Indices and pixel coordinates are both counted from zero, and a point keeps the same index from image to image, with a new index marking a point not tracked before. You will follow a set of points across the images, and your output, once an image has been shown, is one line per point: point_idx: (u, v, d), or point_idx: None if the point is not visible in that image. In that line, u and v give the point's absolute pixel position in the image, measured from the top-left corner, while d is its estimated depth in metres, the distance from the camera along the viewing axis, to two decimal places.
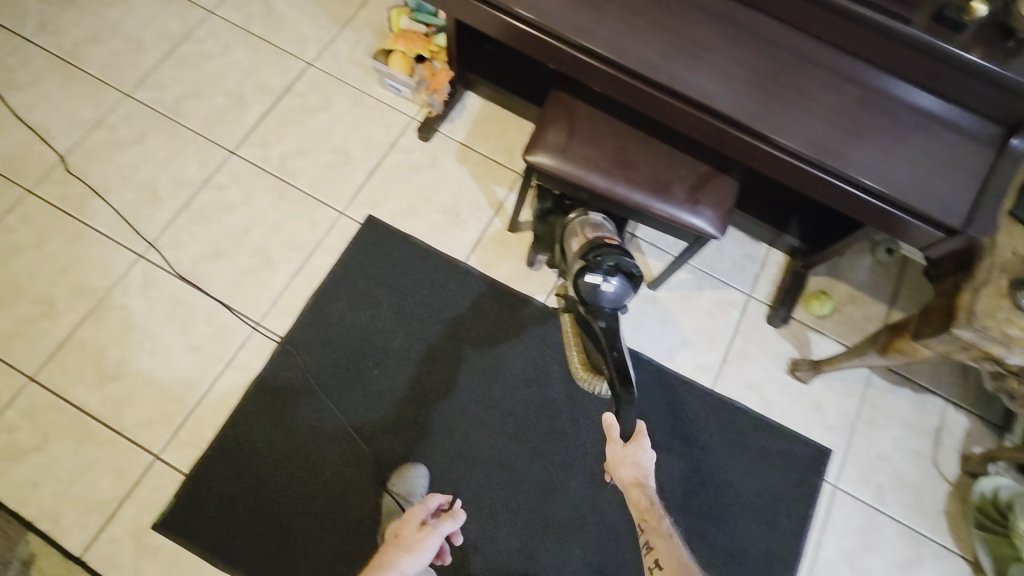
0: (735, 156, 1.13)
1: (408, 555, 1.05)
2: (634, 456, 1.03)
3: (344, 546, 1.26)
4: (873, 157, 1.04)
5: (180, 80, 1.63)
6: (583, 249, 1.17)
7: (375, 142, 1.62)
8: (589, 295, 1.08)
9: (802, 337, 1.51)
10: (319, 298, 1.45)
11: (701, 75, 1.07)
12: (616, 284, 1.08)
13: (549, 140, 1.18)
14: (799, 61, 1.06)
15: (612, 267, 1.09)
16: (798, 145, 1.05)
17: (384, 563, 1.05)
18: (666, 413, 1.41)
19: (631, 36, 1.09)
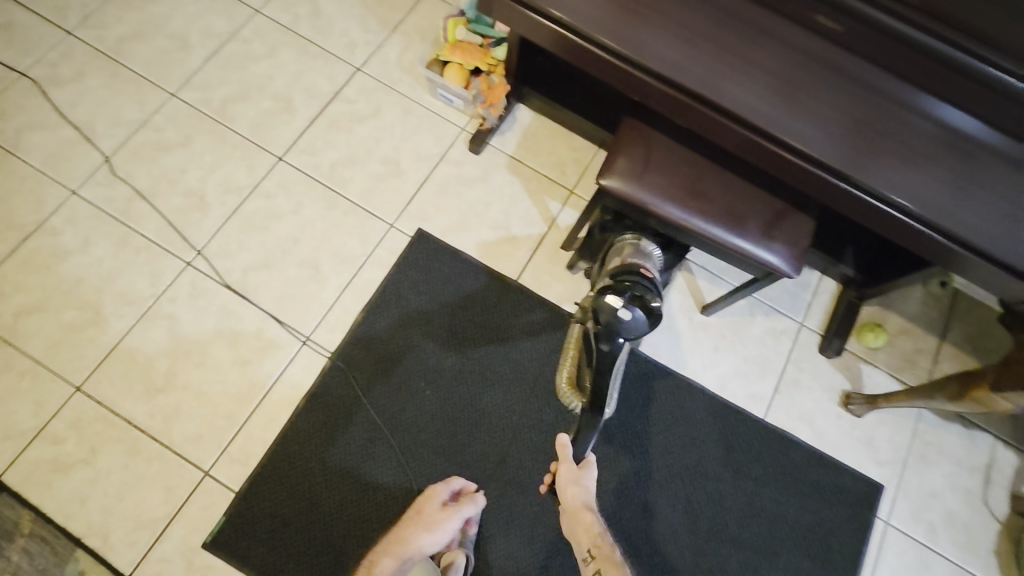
0: (815, 197, 1.05)
1: (427, 531, 1.18)
2: (579, 477, 1.19)
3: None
4: (963, 204, 0.98)
5: (226, 80, 1.59)
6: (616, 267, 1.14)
7: (426, 152, 1.58)
8: (608, 316, 1.06)
9: (854, 369, 1.48)
10: (368, 314, 1.41)
11: (785, 109, 1.01)
12: (635, 315, 1.05)
13: (622, 165, 1.14)
14: (886, 103, 1.03)
15: (636, 294, 1.07)
16: (889, 187, 0.98)
17: (407, 539, 1.17)
18: (718, 441, 1.39)
19: (714, 66, 1.03)
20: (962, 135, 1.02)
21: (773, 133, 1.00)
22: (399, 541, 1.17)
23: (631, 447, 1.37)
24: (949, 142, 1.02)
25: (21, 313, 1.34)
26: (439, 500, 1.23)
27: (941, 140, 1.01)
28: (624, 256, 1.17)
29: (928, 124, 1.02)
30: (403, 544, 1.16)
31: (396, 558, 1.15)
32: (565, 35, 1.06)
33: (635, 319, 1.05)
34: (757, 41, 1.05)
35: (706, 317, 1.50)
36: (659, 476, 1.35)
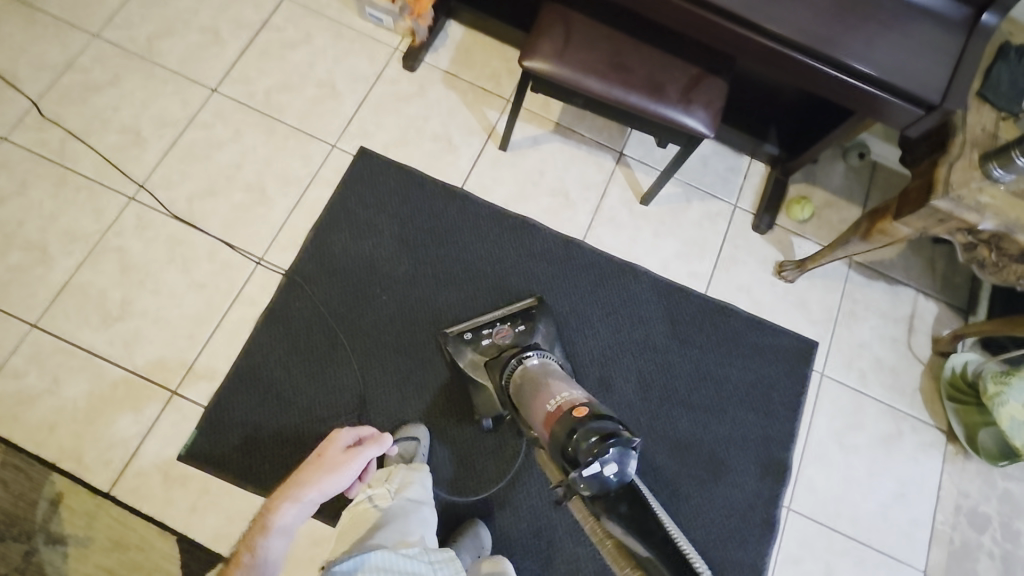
0: (725, 49, 1.17)
1: (326, 470, 1.08)
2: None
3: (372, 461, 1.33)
4: (849, 38, 1.10)
5: (150, 17, 1.57)
6: (556, 431, 0.97)
7: (361, 73, 1.60)
8: (601, 488, 0.82)
9: (785, 242, 1.59)
10: (319, 230, 1.45)
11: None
12: (618, 455, 0.86)
13: (544, 46, 1.20)
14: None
15: (598, 443, 0.88)
16: (787, 31, 1.10)
17: (307, 482, 1.05)
18: (664, 317, 1.48)
19: None
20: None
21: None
22: (297, 484, 1.05)
23: (583, 329, 1.45)
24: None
25: None
26: (340, 444, 1.15)
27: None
28: (548, 414, 1.03)
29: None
30: (300, 489, 1.04)
31: (295, 501, 1.02)
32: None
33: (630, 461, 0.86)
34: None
35: (645, 207, 1.58)
36: (612, 352, 1.44)
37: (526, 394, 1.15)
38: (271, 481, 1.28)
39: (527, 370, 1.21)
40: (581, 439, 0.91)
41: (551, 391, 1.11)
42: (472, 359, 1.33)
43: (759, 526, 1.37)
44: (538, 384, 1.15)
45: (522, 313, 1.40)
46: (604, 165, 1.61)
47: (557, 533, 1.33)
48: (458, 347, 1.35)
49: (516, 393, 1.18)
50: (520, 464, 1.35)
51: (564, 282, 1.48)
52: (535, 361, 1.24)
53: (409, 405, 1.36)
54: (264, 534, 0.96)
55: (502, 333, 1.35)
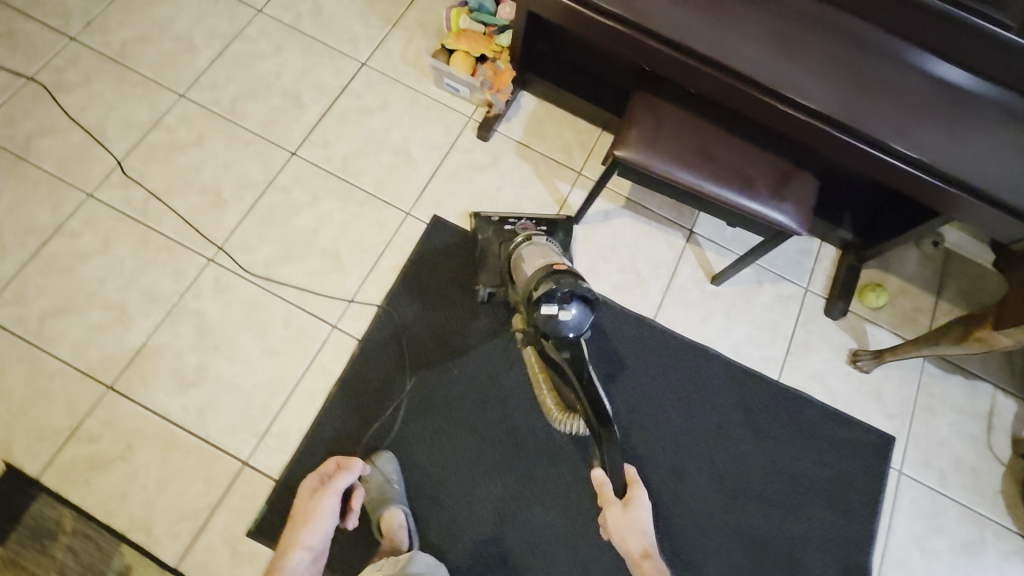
0: (820, 149, 1.15)
1: (308, 519, 1.16)
2: (632, 517, 1.11)
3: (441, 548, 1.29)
4: (930, 134, 1.09)
5: (235, 80, 1.61)
6: (535, 275, 1.22)
7: (436, 141, 1.62)
8: (556, 331, 1.15)
9: (858, 329, 1.56)
10: (390, 300, 1.44)
11: (769, 53, 1.11)
12: (577, 312, 1.15)
13: (635, 136, 1.19)
14: (852, 48, 1.13)
15: (562, 298, 1.15)
16: (895, 139, 1.09)
17: (289, 544, 1.14)
18: (737, 404, 1.45)
19: (732, 33, 1.11)
20: (944, 79, 1.14)
21: (768, 85, 1.10)
22: (282, 549, 1.14)
23: (654, 412, 1.42)
24: (911, 80, 1.13)
25: (46, 316, 1.33)
26: (314, 483, 1.22)
27: (907, 80, 1.13)
28: (532, 266, 1.27)
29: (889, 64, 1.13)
30: (292, 555, 1.13)
31: (288, 565, 1.12)
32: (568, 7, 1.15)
33: (579, 315, 1.15)
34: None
35: (716, 288, 1.57)
36: (684, 439, 1.41)
37: (517, 248, 1.35)
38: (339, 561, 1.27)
39: (534, 243, 1.35)
40: (551, 290, 1.15)
41: (542, 252, 1.31)
42: (490, 236, 1.47)
43: None
44: (533, 244, 1.34)
45: (549, 220, 1.54)
46: (675, 243, 1.60)
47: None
48: (486, 228, 1.50)
49: (515, 248, 1.36)
50: (591, 556, 1.31)
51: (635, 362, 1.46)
52: (545, 238, 1.39)
53: (476, 486, 1.33)
54: None
55: (527, 228, 1.48)
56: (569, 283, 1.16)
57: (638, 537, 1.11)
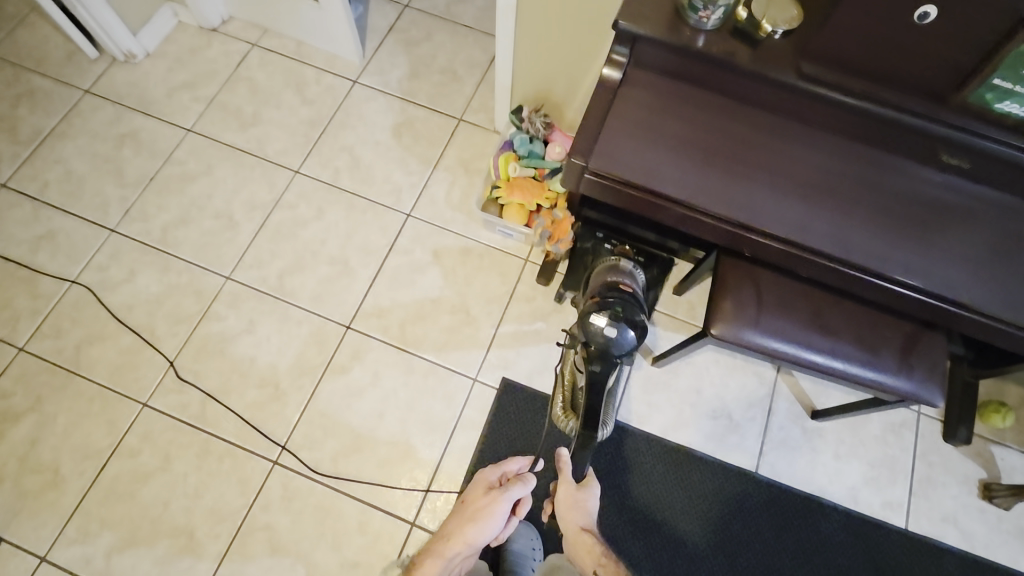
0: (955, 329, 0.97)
1: (467, 518, 1.09)
2: (581, 497, 1.07)
3: None
4: None
5: (279, 253, 1.54)
6: (602, 288, 1.13)
7: (493, 291, 1.52)
8: (597, 341, 1.03)
9: (985, 454, 1.39)
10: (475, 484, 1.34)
11: (832, 221, 0.93)
12: (624, 334, 1.02)
13: (734, 312, 1.09)
14: (935, 198, 0.93)
15: (619, 313, 1.04)
16: None
17: (452, 536, 1.07)
18: (864, 564, 1.32)
19: (832, 221, 0.93)
20: None
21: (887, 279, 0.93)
22: (444, 537, 1.09)
23: None
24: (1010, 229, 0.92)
25: (113, 552, 1.26)
26: (488, 484, 1.15)
27: None
28: (601, 282, 1.16)
29: (980, 209, 0.93)
30: (448, 548, 1.07)
31: (442, 556, 1.07)
32: (587, 181, 0.98)
33: (625, 336, 1.02)
34: (779, 146, 0.96)
35: (817, 423, 1.42)
36: None
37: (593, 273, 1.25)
38: None
39: (619, 265, 1.22)
40: (608, 301, 1.06)
41: (621, 274, 1.19)
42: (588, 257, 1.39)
43: None
44: (609, 266, 1.23)
45: (648, 252, 1.37)
46: (765, 374, 1.46)
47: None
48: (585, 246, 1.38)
49: (600, 267, 1.25)
50: None
51: (744, 526, 1.34)
52: (633, 267, 1.24)
53: None
54: None
55: (626, 252, 1.33)
56: (632, 304, 1.05)
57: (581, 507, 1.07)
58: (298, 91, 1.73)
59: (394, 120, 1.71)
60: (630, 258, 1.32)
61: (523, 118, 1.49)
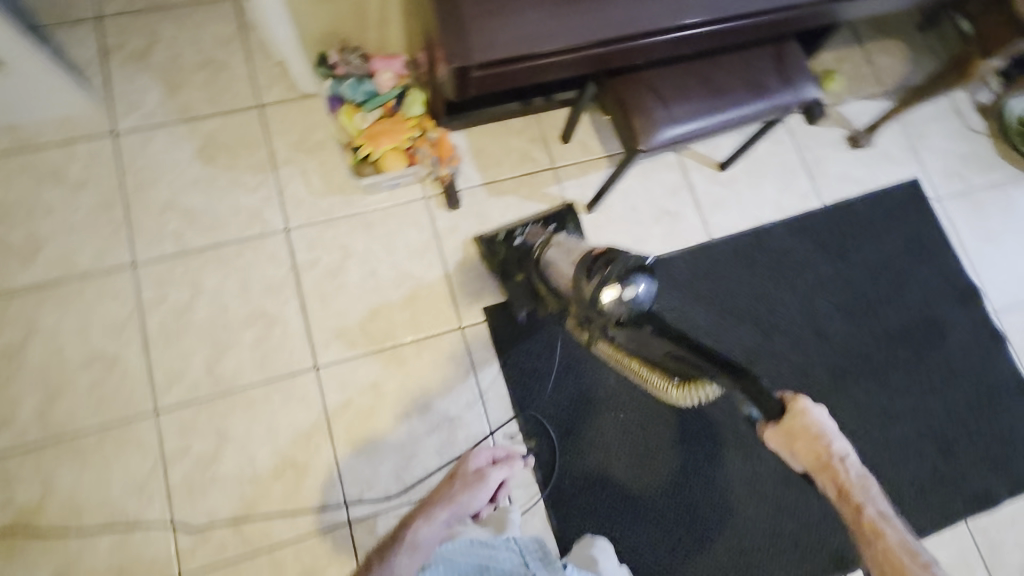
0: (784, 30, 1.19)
1: (456, 486, 1.06)
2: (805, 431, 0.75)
3: (733, 537, 1.39)
4: None
5: (188, 351, 1.32)
6: (579, 270, 1.03)
7: (420, 244, 1.45)
8: (626, 309, 0.93)
9: (839, 115, 1.68)
10: (532, 406, 1.39)
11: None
12: (642, 284, 0.95)
13: (650, 120, 1.16)
14: None
15: (621, 271, 0.95)
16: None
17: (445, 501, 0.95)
18: (815, 248, 1.59)
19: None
20: None
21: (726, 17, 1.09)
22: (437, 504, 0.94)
23: (772, 307, 1.54)
24: None
25: None
26: (479, 466, 1.09)
27: None
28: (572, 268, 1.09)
29: None
30: (437, 515, 0.99)
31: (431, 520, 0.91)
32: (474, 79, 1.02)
33: (642, 286, 0.95)
34: None
35: (728, 170, 1.61)
36: (804, 305, 1.55)
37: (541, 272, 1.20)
38: None
39: (556, 243, 1.25)
40: (602, 272, 0.97)
41: (574, 251, 1.17)
42: (512, 264, 1.35)
43: (992, 339, 1.58)
44: (557, 255, 1.20)
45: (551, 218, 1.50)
46: (670, 161, 1.59)
47: (896, 474, 1.46)
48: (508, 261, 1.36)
49: (539, 256, 1.24)
50: None
51: (728, 283, 1.54)
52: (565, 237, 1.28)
53: (718, 472, 1.42)
54: None
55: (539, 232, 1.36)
56: (623, 254, 0.98)
57: (818, 447, 0.75)
58: (58, 182, 1.38)
59: (193, 146, 1.44)
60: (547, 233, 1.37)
61: (334, 65, 1.36)
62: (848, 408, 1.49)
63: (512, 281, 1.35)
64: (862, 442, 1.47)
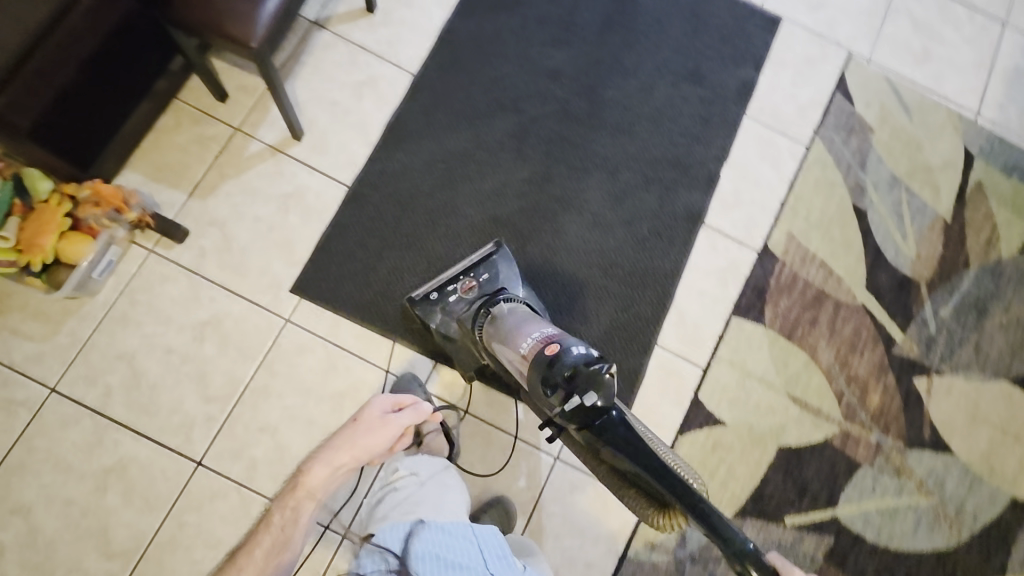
0: None
1: (358, 420, 1.00)
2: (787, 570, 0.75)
3: (618, 267, 1.50)
4: None
5: (75, 559, 1.19)
6: (536, 373, 1.03)
7: (186, 292, 1.34)
8: (585, 420, 0.94)
9: None
10: (402, 317, 1.39)
11: None
12: (595, 399, 0.92)
13: (239, 18, 1.12)
14: None
15: (582, 378, 0.95)
16: None
17: (339, 441, 0.96)
18: (493, 14, 1.62)
19: None
20: None
21: None
22: (330, 445, 0.96)
23: (502, 86, 1.58)
24: None
25: None
26: (386, 406, 1.03)
27: None
28: (527, 360, 1.07)
29: None
30: (337, 459, 0.93)
31: (326, 464, 0.92)
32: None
33: (599, 400, 0.92)
34: None
35: (379, 10, 1.59)
36: (523, 64, 1.60)
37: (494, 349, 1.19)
38: (629, 359, 1.44)
39: (500, 321, 1.20)
40: (560, 381, 0.98)
41: (524, 328, 1.15)
42: (444, 317, 1.29)
43: None
44: (508, 328, 1.18)
45: (483, 262, 1.33)
46: (328, 40, 1.55)
47: (681, 125, 1.61)
48: (429, 310, 1.30)
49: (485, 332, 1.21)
50: (620, 148, 1.58)
51: (455, 98, 1.56)
52: (507, 309, 1.22)
53: (568, 237, 1.50)
54: (300, 489, 0.92)
55: (473, 286, 1.31)
56: (580, 366, 0.97)
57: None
58: None
59: None
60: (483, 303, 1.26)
61: None
62: (614, 110, 1.60)
63: (453, 343, 1.30)
64: (643, 124, 1.60)
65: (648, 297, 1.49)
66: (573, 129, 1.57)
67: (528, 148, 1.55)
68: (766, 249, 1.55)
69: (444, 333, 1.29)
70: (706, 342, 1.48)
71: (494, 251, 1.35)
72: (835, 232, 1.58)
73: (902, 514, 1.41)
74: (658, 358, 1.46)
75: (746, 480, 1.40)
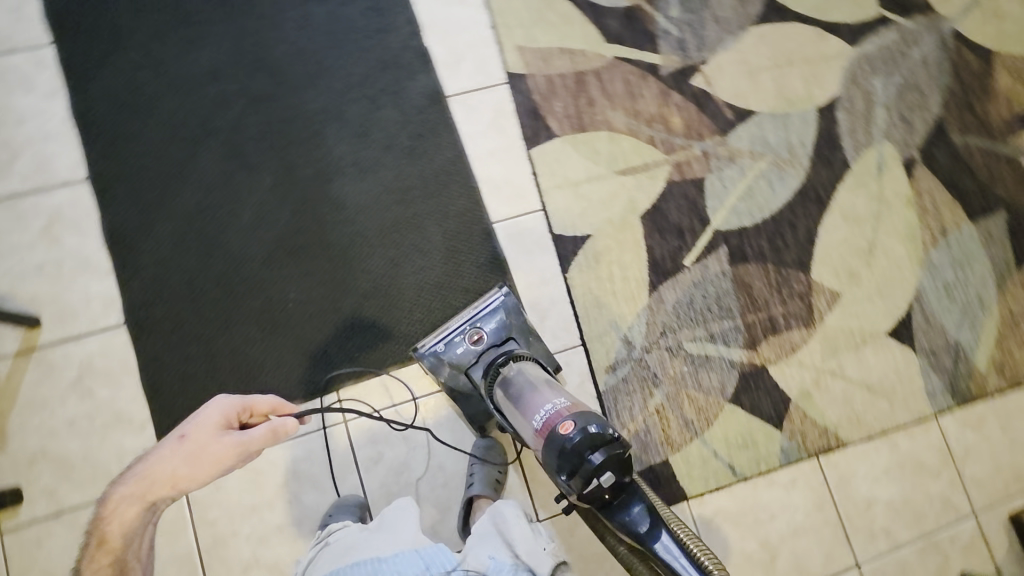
0: None
1: (189, 442, 0.91)
2: None
3: (413, 189, 1.45)
4: None
5: None
6: (547, 449, 0.99)
7: (72, 534, 1.22)
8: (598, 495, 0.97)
9: None
10: (275, 382, 1.33)
11: None
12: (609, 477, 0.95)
13: None
14: None
15: (601, 460, 0.94)
16: None
17: (157, 473, 0.91)
18: (108, 64, 1.41)
19: None
20: None
21: None
22: (152, 478, 0.91)
23: (177, 121, 1.41)
24: None
25: None
26: (218, 424, 0.92)
27: None
28: (540, 433, 1.03)
29: None
30: (150, 494, 0.92)
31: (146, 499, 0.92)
32: None
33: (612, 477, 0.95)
34: None
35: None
36: (177, 86, 1.42)
37: (506, 411, 1.17)
38: (484, 251, 1.44)
39: (522, 373, 1.20)
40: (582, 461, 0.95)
41: (535, 399, 1.10)
42: (452, 372, 1.30)
43: None
44: (522, 391, 1.15)
45: (492, 306, 1.32)
46: None
47: (358, 28, 1.51)
48: (437, 364, 1.30)
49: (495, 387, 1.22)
50: (328, 89, 1.47)
51: (146, 166, 1.38)
52: (518, 369, 1.22)
53: (352, 200, 1.43)
54: (116, 525, 0.94)
55: (481, 336, 1.30)
56: (601, 442, 0.95)
57: None
58: None
59: None
60: (500, 352, 1.27)
61: None
62: (293, 61, 1.47)
63: (465, 397, 1.31)
64: (327, 54, 1.49)
65: (454, 191, 1.46)
66: (272, 107, 1.44)
67: (251, 155, 1.42)
68: (511, 74, 1.54)
69: (455, 388, 1.30)
70: (527, 186, 1.49)
71: (499, 296, 1.33)
72: (550, 15, 1.58)
73: (756, 186, 1.55)
74: (504, 232, 1.47)
75: (638, 260, 1.48)
